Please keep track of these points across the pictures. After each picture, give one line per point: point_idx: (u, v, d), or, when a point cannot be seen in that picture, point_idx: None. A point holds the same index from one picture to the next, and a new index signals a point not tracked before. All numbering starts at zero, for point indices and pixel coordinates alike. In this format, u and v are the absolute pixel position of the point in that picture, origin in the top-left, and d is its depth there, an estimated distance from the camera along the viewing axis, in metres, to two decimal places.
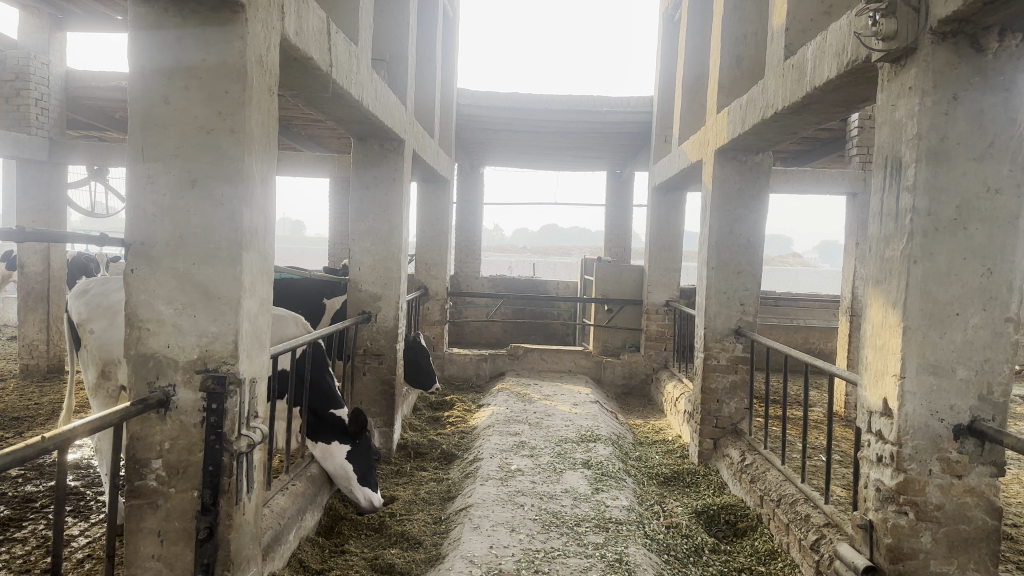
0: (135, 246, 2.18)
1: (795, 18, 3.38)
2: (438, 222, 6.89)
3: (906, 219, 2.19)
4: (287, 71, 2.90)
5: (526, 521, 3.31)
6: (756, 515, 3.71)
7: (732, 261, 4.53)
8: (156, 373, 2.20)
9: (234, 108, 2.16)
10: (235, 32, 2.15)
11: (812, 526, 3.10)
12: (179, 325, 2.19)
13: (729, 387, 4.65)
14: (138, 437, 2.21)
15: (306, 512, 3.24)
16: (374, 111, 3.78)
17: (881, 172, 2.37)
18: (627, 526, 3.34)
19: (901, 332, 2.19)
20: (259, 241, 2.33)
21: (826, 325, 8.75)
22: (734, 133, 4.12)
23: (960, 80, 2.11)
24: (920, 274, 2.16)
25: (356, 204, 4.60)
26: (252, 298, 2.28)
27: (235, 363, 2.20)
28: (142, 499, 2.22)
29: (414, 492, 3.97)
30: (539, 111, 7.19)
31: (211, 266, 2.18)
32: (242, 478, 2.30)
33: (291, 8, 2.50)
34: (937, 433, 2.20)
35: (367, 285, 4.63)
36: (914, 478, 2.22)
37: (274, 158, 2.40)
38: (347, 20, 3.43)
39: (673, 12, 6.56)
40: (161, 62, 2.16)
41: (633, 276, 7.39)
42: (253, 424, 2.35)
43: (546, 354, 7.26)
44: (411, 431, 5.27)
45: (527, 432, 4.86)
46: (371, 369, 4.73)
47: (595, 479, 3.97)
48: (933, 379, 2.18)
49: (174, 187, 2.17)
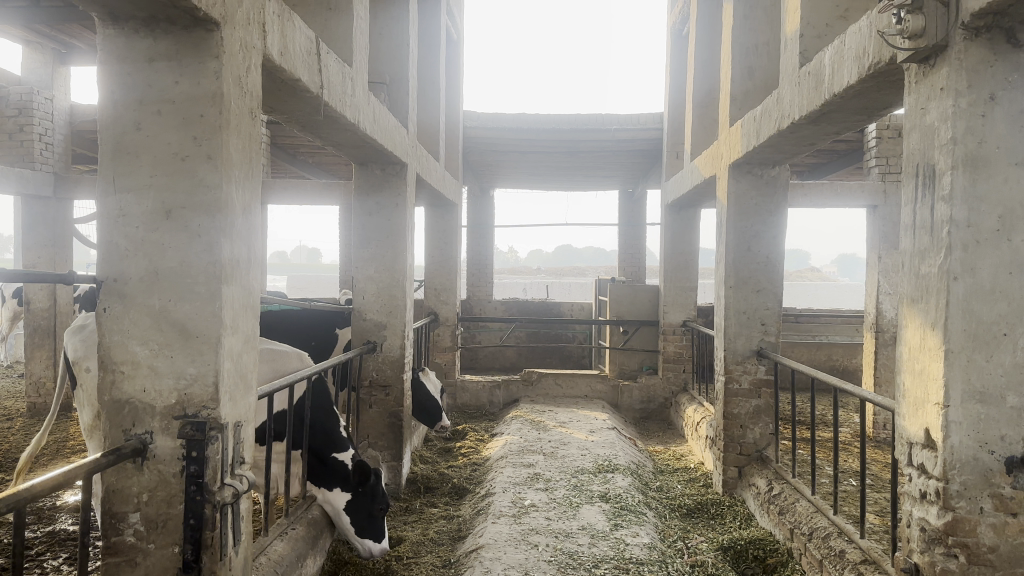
0: (108, 283, 2.03)
1: (809, 23, 3.23)
2: (446, 247, 6.73)
3: (943, 232, 1.99)
4: (276, 94, 2.76)
5: (539, 564, 3.10)
6: (786, 550, 3.46)
7: (751, 279, 4.33)
8: (133, 420, 2.05)
9: (211, 133, 2.02)
10: (209, 53, 2.01)
11: (847, 563, 2.87)
12: (156, 367, 2.04)
13: (753, 413, 4.42)
14: (115, 489, 2.05)
15: (306, 559, 3.06)
16: (373, 133, 3.64)
17: (912, 181, 2.18)
18: (649, 566, 3.12)
19: (942, 356, 1.99)
20: (242, 274, 2.17)
21: (849, 342, 8.50)
22: (749, 146, 3.94)
23: (997, 78, 1.92)
24: (961, 291, 1.96)
25: (358, 231, 4.46)
26: (234, 335, 2.12)
27: (216, 407, 2.03)
28: (120, 557, 2.07)
29: (423, 532, 3.78)
30: (547, 131, 7.06)
31: (188, 302, 2.02)
32: (228, 531, 2.12)
33: (273, 26, 2.37)
34: (987, 467, 1.98)
35: (372, 314, 4.47)
36: (963, 518, 2.00)
37: (258, 185, 2.26)
38: (341, 41, 3.31)
39: (681, 25, 6.42)
40: (131, 88, 2.03)
41: (648, 296, 7.19)
42: (239, 472, 2.18)
43: (560, 379, 7.05)
44: (422, 463, 5.08)
45: (541, 463, 4.66)
46: (377, 401, 4.53)
47: (614, 515, 3.75)
48: (979, 408, 1.96)
49: (147, 219, 2.03)
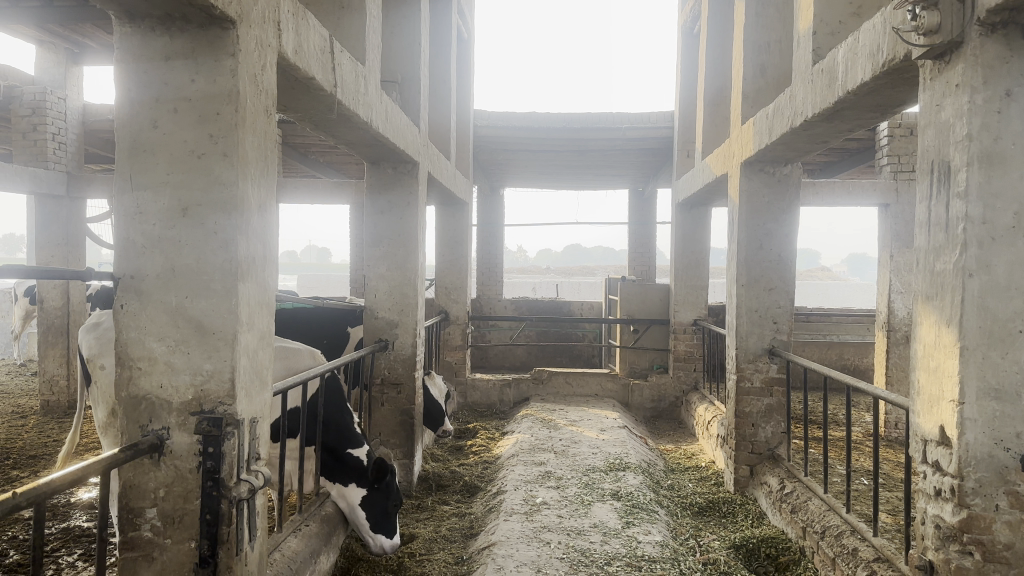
0: (125, 280, 2.05)
1: (822, 20, 3.22)
2: (457, 245, 6.73)
3: (958, 229, 1.99)
4: (290, 93, 2.78)
5: (552, 561, 3.11)
6: (798, 548, 3.46)
7: (763, 278, 4.32)
8: (150, 416, 2.07)
9: (227, 131, 2.03)
10: (225, 51, 2.03)
11: (860, 560, 2.86)
12: (173, 363, 2.05)
13: (765, 411, 4.41)
14: (132, 485, 2.06)
15: (320, 555, 3.07)
16: (385, 132, 3.65)
17: (927, 178, 2.17)
18: (661, 564, 3.12)
19: (958, 353, 1.98)
20: (257, 271, 2.19)
21: (861, 341, 8.46)
22: (760, 144, 3.93)
23: (1013, 75, 1.92)
24: (976, 288, 1.96)
25: (370, 229, 4.48)
26: (250, 332, 2.14)
27: (232, 404, 2.05)
28: (138, 552, 2.09)
29: (435, 529, 3.79)
30: (557, 130, 7.06)
31: (205, 298, 2.04)
32: (244, 526, 2.14)
33: (288, 25, 2.38)
34: (1003, 464, 1.97)
35: (383, 312, 4.49)
36: (979, 515, 1.99)
37: (273, 183, 2.27)
38: (354, 41, 3.33)
39: (692, 24, 6.41)
40: (148, 86, 2.04)
41: (658, 294, 7.19)
42: (254, 468, 2.20)
43: (571, 377, 7.06)
44: (433, 461, 5.10)
45: (552, 462, 4.67)
46: (389, 399, 4.55)
47: (625, 513, 3.75)
48: (995, 405, 1.96)
49: (164, 216, 2.04)
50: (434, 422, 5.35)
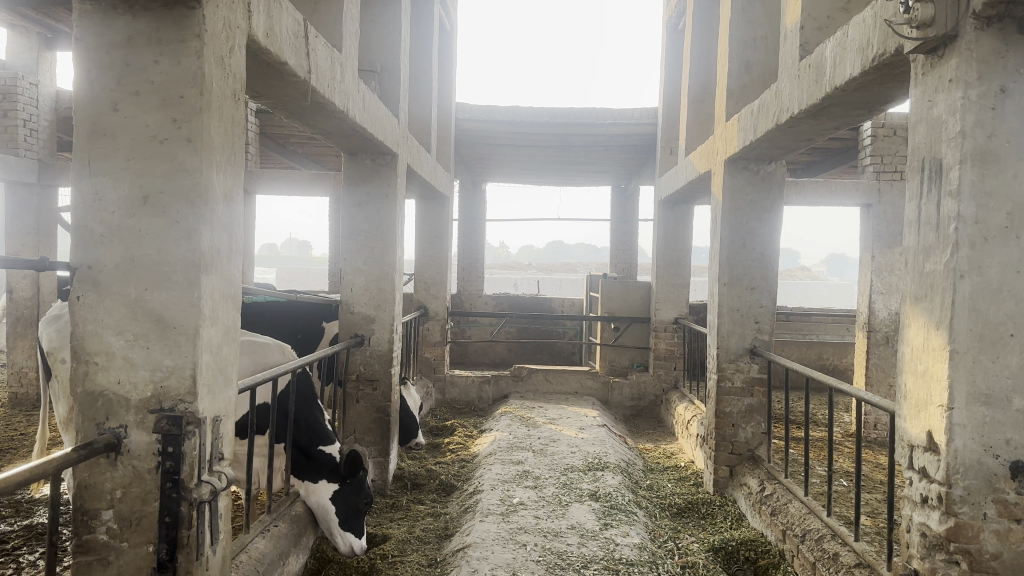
0: (81, 271, 1.94)
1: (810, 15, 3.17)
2: (437, 240, 6.66)
3: (950, 229, 1.93)
4: (260, 77, 2.67)
5: (528, 564, 3.03)
6: (778, 551, 3.40)
7: (745, 277, 4.27)
8: (106, 414, 1.96)
9: (191, 115, 1.93)
10: (190, 30, 1.92)
11: (842, 566, 2.82)
12: (131, 358, 1.95)
13: (745, 412, 4.36)
14: (86, 485, 1.96)
15: (288, 557, 2.98)
16: (363, 122, 3.55)
17: (917, 177, 2.11)
18: (639, 567, 3.06)
19: (947, 357, 1.92)
20: (223, 262, 2.09)
21: (840, 341, 8.47)
22: (745, 141, 3.87)
23: (1008, 70, 1.86)
24: (967, 291, 1.90)
25: (346, 222, 4.37)
26: (214, 327, 2.04)
27: (193, 402, 1.95)
28: (92, 556, 1.99)
29: (409, 529, 3.70)
30: (539, 124, 6.96)
31: (166, 291, 1.94)
32: (206, 530, 2.05)
33: (259, 6, 2.28)
34: (991, 472, 1.92)
35: (360, 307, 4.39)
36: (966, 524, 1.94)
37: (241, 172, 2.18)
38: (331, 27, 3.22)
39: (676, 20, 6.36)
40: (109, 67, 1.93)
41: (639, 292, 7.14)
42: (217, 468, 2.10)
43: (549, 375, 6.98)
44: (409, 459, 5.01)
45: (530, 460, 4.59)
46: (364, 397, 4.46)
47: (604, 514, 3.69)
48: (985, 411, 1.91)
49: (123, 203, 1.94)
50: (407, 436, 5.06)
